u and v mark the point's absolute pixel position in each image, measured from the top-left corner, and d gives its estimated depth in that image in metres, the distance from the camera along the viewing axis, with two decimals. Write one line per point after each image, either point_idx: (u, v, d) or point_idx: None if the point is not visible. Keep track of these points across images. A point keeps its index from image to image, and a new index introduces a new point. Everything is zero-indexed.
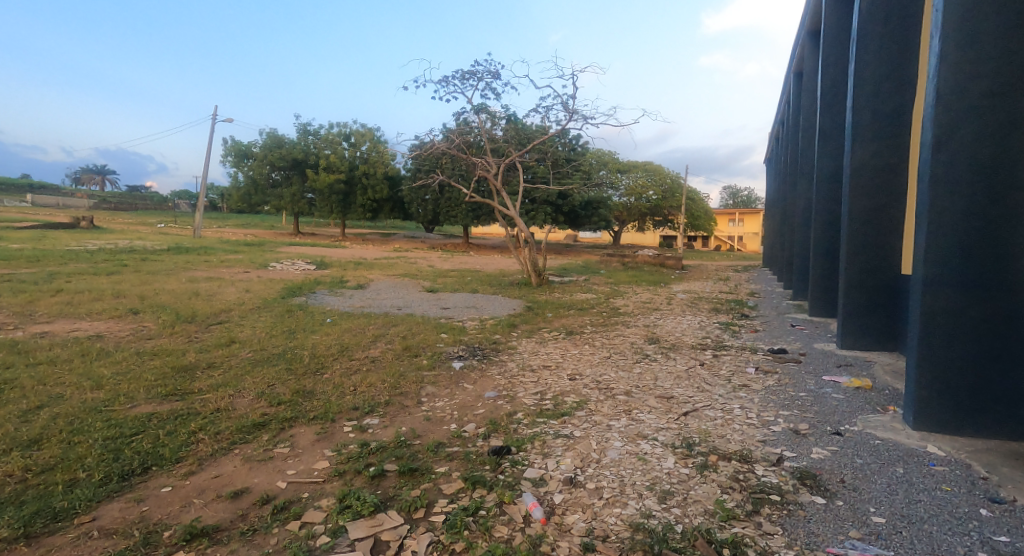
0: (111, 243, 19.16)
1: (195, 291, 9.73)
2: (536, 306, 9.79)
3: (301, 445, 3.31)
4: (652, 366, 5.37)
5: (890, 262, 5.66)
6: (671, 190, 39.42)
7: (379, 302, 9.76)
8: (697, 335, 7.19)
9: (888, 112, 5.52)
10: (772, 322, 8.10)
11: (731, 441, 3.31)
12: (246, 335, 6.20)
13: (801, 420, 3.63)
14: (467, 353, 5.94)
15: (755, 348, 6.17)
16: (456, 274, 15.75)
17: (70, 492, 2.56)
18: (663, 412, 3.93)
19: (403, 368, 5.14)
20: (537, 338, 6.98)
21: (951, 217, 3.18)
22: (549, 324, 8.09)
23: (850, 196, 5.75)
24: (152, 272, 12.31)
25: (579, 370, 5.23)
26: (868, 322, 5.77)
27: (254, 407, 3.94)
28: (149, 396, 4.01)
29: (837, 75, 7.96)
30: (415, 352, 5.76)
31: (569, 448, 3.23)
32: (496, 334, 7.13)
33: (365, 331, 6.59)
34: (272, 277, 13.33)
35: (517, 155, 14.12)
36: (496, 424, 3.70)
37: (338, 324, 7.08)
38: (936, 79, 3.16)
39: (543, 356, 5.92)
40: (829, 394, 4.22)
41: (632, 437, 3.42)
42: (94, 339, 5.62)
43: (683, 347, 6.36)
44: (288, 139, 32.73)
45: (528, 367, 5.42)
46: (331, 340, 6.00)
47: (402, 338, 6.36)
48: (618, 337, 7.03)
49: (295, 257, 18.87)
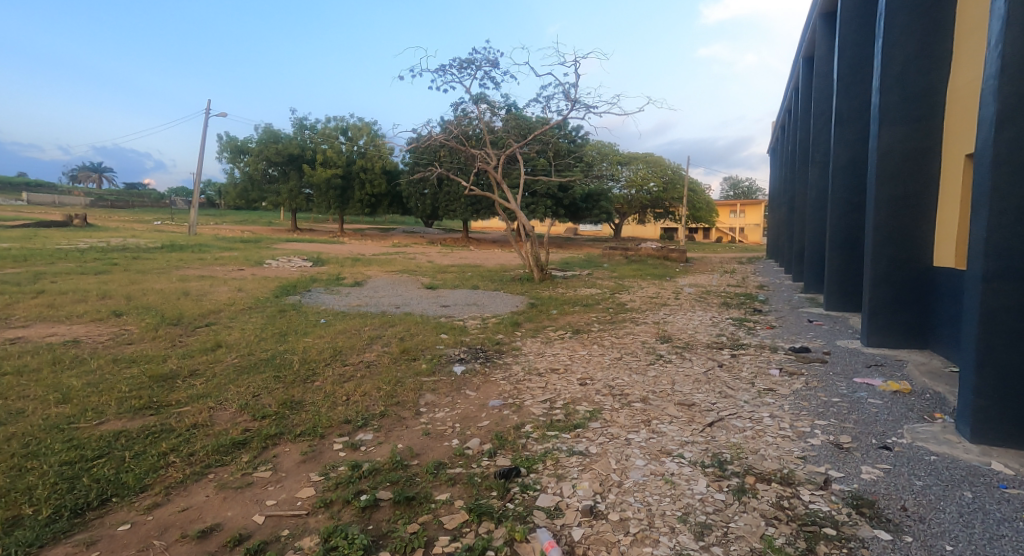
0: (104, 242, 18.79)
1: (186, 290, 9.37)
2: (540, 302, 9.43)
3: (284, 467, 2.94)
4: (667, 368, 5.00)
5: (920, 254, 5.29)
6: (672, 181, 39.00)
7: (376, 300, 9.40)
8: (710, 332, 6.83)
9: (919, 92, 5.14)
10: (788, 317, 7.73)
11: (767, 458, 2.95)
12: (234, 338, 5.85)
13: (841, 431, 3.26)
14: (468, 355, 5.58)
15: (775, 346, 5.80)
16: (455, 269, 15.40)
17: (8, 535, 2.20)
18: (685, 423, 3.57)
19: (400, 373, 4.78)
20: (542, 337, 6.61)
21: (1017, 202, 2.80)
22: (554, 322, 7.73)
23: (876, 184, 5.38)
24: (143, 271, 11.96)
25: (590, 373, 4.87)
26: (896, 318, 5.40)
27: (236, 421, 3.58)
28: (120, 410, 3.64)
29: (856, 56, 7.58)
30: (413, 355, 5.40)
31: (586, 469, 2.87)
32: (499, 333, 6.77)
33: (360, 333, 6.22)
34: (267, 274, 12.98)
35: (517, 146, 13.74)
36: (502, 439, 3.34)
37: (332, 324, 6.72)
38: (1001, 46, 2.77)
39: (550, 358, 5.56)
40: (866, 400, 3.85)
41: (655, 453, 3.06)
42: (70, 345, 5.26)
43: (698, 346, 6.00)
44: (284, 133, 32.27)
45: (535, 370, 5.07)
46: (324, 344, 5.64)
47: (399, 340, 6.00)
48: (627, 335, 6.66)
49: (291, 253, 18.51)
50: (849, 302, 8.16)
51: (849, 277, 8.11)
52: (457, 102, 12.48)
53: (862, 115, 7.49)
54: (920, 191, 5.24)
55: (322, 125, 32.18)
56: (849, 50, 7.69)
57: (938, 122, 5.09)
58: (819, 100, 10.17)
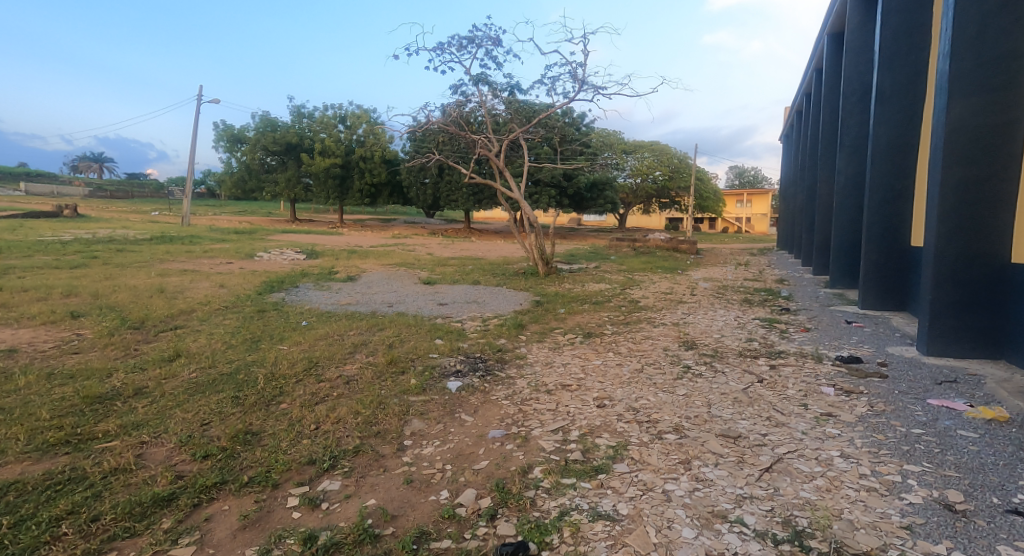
0: (90, 233, 17.98)
1: (161, 287, 8.61)
2: (546, 300, 8.68)
3: (214, 540, 2.21)
4: (699, 385, 4.26)
5: (993, 249, 4.54)
6: (678, 169, 38.09)
7: (368, 298, 8.65)
8: (739, 336, 6.06)
9: (998, 57, 4.38)
10: (822, 318, 6.97)
11: (858, 527, 2.20)
12: (198, 346, 5.10)
13: (945, 483, 2.52)
14: (465, 366, 4.84)
15: (819, 355, 5.03)
16: (456, 262, 14.64)
17: None
18: (736, 465, 2.83)
19: (384, 393, 4.05)
20: (550, 343, 5.87)
21: None
22: (563, 323, 6.97)
23: (942, 167, 4.60)
24: (123, 265, 11.21)
25: (608, 392, 4.13)
26: (963, 323, 4.64)
27: (171, 463, 2.83)
28: (25, 448, 2.90)
29: (899, 25, 6.98)
30: (401, 367, 4.66)
31: (617, 547, 2.13)
32: (501, 338, 6.02)
33: (343, 339, 5.48)
34: (256, 268, 12.21)
35: (520, 131, 12.94)
36: (505, 491, 2.61)
37: (314, 328, 5.98)
38: None
39: (560, 370, 4.81)
40: (956, 432, 3.10)
41: (707, 517, 2.32)
42: (3, 355, 4.54)
43: (728, 354, 5.24)
44: (282, 121, 31.42)
45: (543, 386, 4.34)
46: (300, 353, 4.90)
47: (387, 348, 5.26)
48: (646, 341, 5.90)
49: (285, 245, 17.76)
50: (887, 300, 7.42)
51: (886, 271, 7.39)
52: (457, 84, 11.71)
53: (904, 91, 7.02)
54: (995, 175, 4.49)
55: (319, 113, 31.29)
56: (895, 20, 6.98)
57: (1020, 91, 4.36)
58: (850, 79, 9.44)
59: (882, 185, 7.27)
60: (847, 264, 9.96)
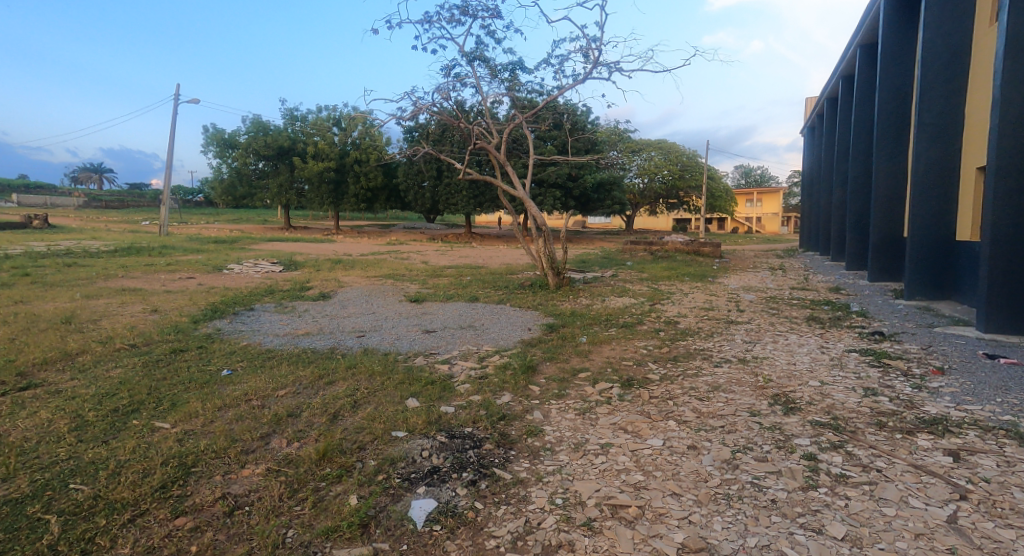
0: (50, 245, 16.23)
1: (72, 314, 6.79)
2: (561, 324, 6.82)
3: None
4: (861, 507, 2.38)
5: None
6: (688, 168, 36.25)
7: (335, 324, 6.81)
8: (849, 386, 4.18)
9: None
10: (948, 350, 5.05)
11: None
12: (25, 427, 3.21)
13: None
14: (446, 459, 2.99)
15: (1016, 429, 3.13)
16: (452, 273, 12.80)
17: None
18: None
19: (287, 546, 2.18)
20: (576, 402, 4.00)
21: None
22: (587, 361, 5.12)
23: None
24: (55, 286, 9.37)
25: (700, 533, 2.26)
26: None
27: None
28: None
29: None
30: (339, 469, 2.81)
31: None
32: (503, 393, 4.15)
33: (264, 406, 3.60)
34: (218, 285, 10.36)
35: (523, 120, 11.16)
36: None
37: (234, 384, 4.11)
38: None
39: (601, 466, 2.95)
40: None
41: None
42: None
43: (857, 426, 3.35)
44: (271, 124, 29.66)
45: (581, 513, 2.47)
46: (181, 439, 3.03)
47: (327, 422, 3.39)
48: (715, 396, 4.01)
49: (262, 256, 15.79)
50: (1020, 321, 5.52)
51: (1018, 282, 5.52)
52: (449, 65, 10.01)
53: None
54: None
55: (312, 115, 29.58)
56: None
57: None
58: (932, 41, 7.68)
59: (1014, 165, 5.42)
60: (930, 271, 8.10)
